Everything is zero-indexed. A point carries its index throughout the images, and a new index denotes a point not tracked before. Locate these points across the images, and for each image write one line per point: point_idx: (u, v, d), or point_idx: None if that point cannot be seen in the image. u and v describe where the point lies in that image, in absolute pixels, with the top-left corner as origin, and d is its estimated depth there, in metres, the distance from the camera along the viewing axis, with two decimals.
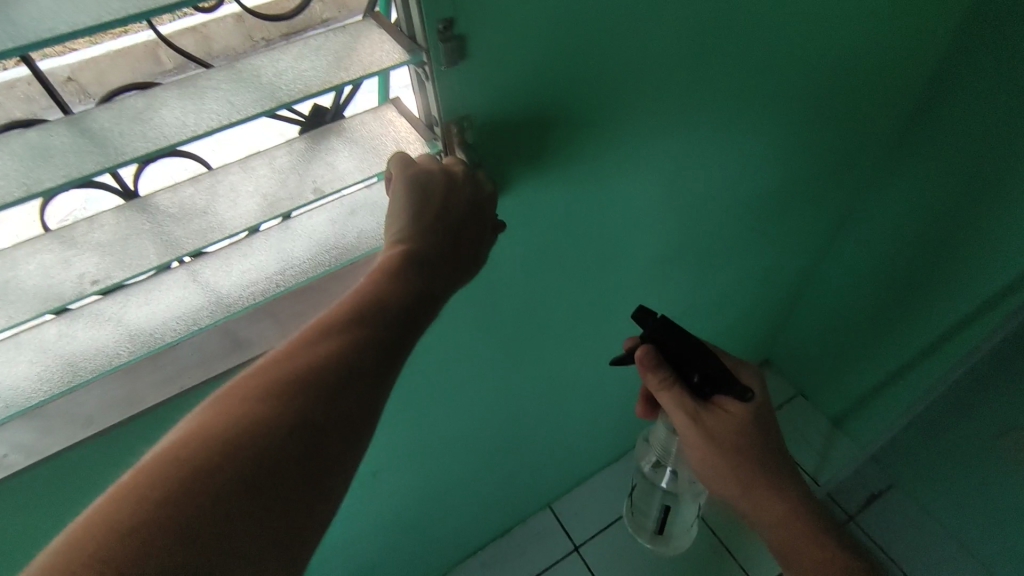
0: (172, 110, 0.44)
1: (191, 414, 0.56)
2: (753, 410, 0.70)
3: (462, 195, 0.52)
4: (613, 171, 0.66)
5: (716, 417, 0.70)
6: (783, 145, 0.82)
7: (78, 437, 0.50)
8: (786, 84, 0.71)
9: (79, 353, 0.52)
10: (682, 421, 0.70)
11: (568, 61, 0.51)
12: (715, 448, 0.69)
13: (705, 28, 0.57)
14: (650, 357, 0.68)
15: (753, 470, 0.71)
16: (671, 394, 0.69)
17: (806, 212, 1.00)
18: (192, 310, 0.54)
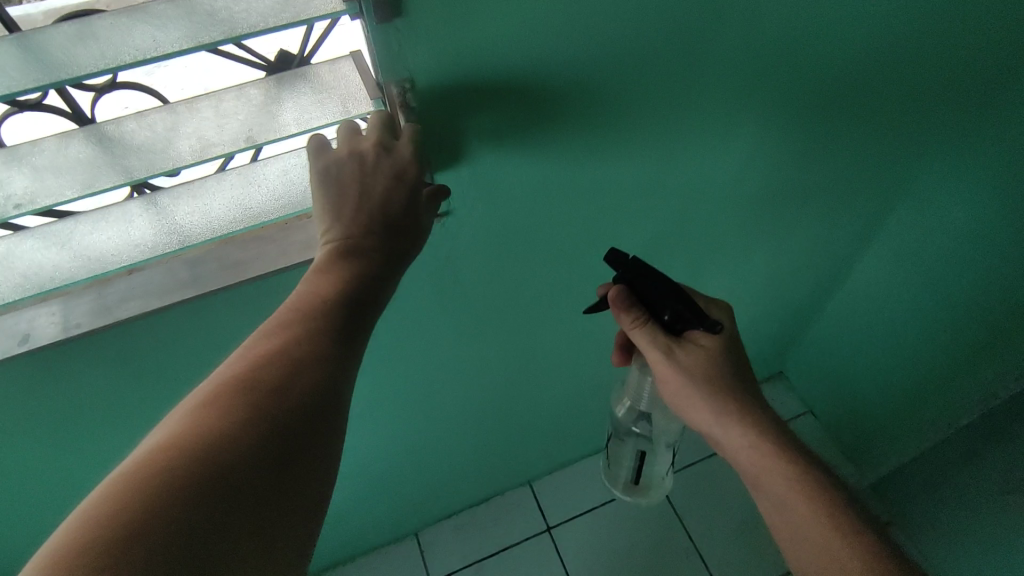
0: (101, 38, 0.42)
1: (130, 343, 0.58)
2: (724, 342, 0.64)
3: (378, 172, 0.48)
4: (588, 151, 0.62)
5: (690, 352, 0.63)
6: (798, 147, 0.75)
7: (11, 351, 0.52)
8: (798, 76, 0.65)
9: (20, 273, 0.52)
10: (654, 357, 0.63)
11: (527, 26, 0.48)
12: (688, 380, 0.62)
13: (694, 6, 0.52)
14: (623, 296, 0.61)
15: (728, 404, 0.64)
16: (641, 332, 0.62)
17: (825, 219, 0.93)
18: (133, 245, 0.55)
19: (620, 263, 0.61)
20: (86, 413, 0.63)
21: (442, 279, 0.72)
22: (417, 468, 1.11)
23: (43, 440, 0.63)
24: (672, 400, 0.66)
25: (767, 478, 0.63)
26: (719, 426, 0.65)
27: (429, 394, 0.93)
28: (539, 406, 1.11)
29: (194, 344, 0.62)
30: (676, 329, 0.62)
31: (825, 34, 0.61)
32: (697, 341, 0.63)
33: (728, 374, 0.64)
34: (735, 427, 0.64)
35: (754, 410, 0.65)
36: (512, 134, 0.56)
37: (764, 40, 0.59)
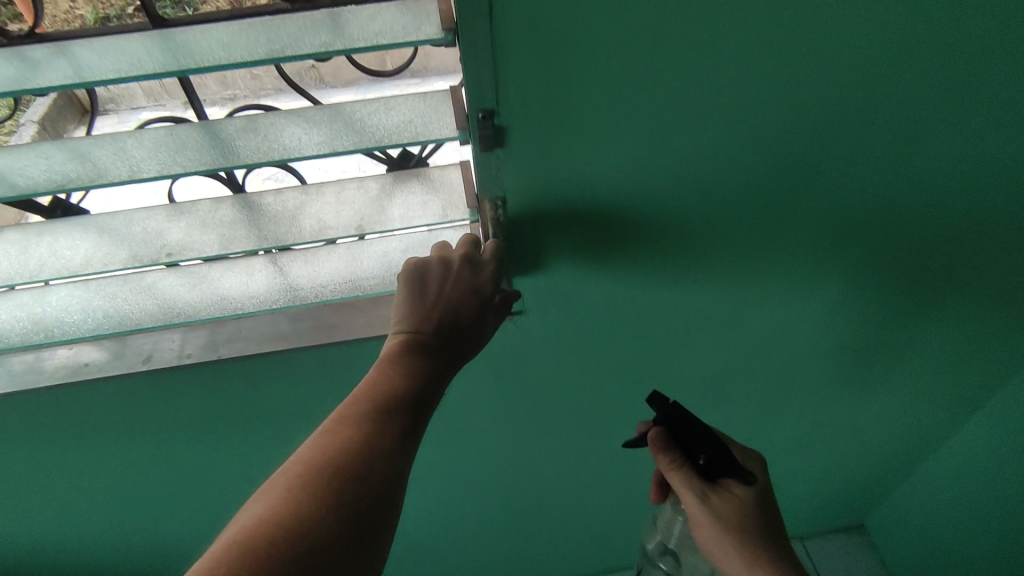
0: (255, 134, 0.52)
1: (227, 378, 0.65)
2: (756, 493, 0.64)
3: (460, 279, 0.55)
4: (661, 268, 0.66)
5: (724, 500, 0.62)
6: (879, 289, 0.75)
7: (136, 367, 0.62)
8: (880, 225, 0.67)
9: (155, 304, 0.62)
10: (687, 500, 0.62)
11: (611, 156, 0.55)
12: (720, 526, 0.61)
13: (769, 151, 0.57)
14: (662, 441, 0.61)
15: (761, 557, 0.63)
16: (676, 474, 0.62)
17: (916, 367, 0.90)
18: (246, 296, 0.63)
19: (661, 406, 0.60)
20: (179, 433, 0.71)
21: (507, 371, 0.75)
22: (458, 544, 1.11)
23: (137, 450, 0.72)
24: (703, 546, 0.64)
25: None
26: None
27: (479, 476, 0.95)
28: (589, 508, 1.09)
29: (279, 389, 0.69)
30: (710, 475, 0.62)
31: (908, 190, 0.64)
32: (730, 488, 0.63)
33: (762, 527, 0.63)
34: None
35: (786, 568, 0.63)
36: (590, 244, 0.62)
37: (842, 188, 0.62)
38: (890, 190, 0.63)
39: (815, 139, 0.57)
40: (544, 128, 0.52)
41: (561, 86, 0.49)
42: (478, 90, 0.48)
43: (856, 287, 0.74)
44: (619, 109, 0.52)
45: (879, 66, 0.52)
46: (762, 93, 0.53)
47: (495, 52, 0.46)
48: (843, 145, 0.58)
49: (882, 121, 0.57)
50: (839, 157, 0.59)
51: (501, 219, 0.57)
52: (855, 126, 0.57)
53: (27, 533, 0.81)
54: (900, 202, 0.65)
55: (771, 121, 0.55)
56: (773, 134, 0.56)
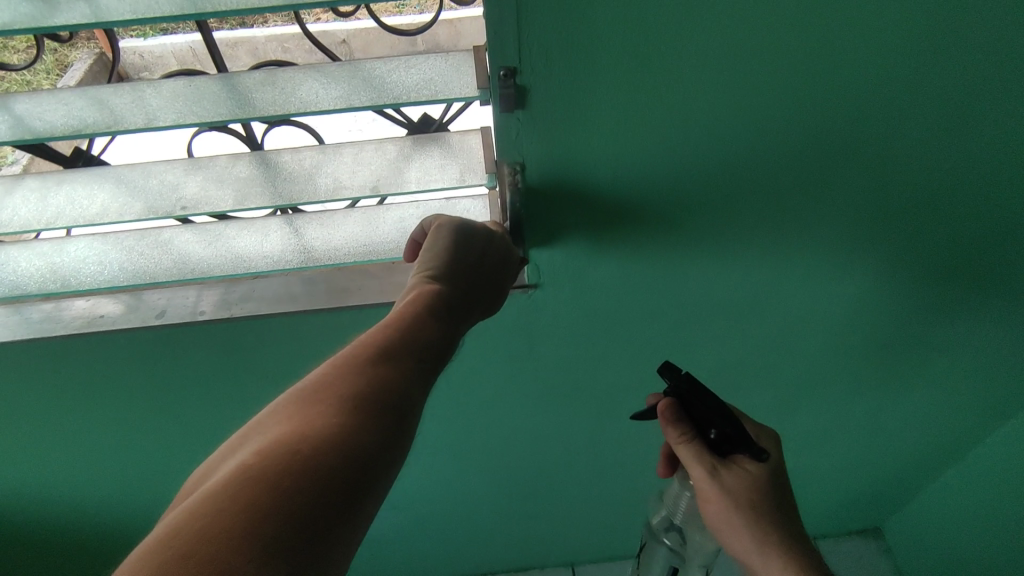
0: (273, 88, 0.51)
1: (240, 337, 0.65)
2: (768, 471, 0.62)
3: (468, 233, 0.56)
4: (683, 248, 0.64)
5: (733, 476, 0.60)
6: (915, 282, 0.72)
7: (149, 322, 0.62)
8: (919, 214, 0.63)
9: (169, 259, 0.61)
10: (696, 474, 0.61)
11: (636, 127, 0.53)
12: (727, 501, 0.60)
13: (804, 129, 0.55)
14: (672, 412, 0.59)
15: (768, 534, 0.61)
16: (685, 448, 0.61)
17: (946, 368, 0.86)
18: (258, 255, 0.62)
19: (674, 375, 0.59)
20: (192, 390, 0.72)
21: (520, 345, 0.74)
22: (465, 519, 1.11)
23: (152, 403, 0.72)
24: (710, 520, 0.63)
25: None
26: (754, 553, 0.61)
27: (488, 452, 0.94)
28: (598, 492, 1.08)
29: (291, 352, 0.68)
30: (721, 450, 0.61)
31: (952, 178, 0.60)
32: (742, 465, 0.61)
33: (772, 504, 0.61)
34: (773, 559, 0.60)
35: (795, 547, 0.61)
36: (610, 220, 0.60)
37: (880, 173, 0.59)
38: (932, 174, 0.60)
39: (854, 119, 0.54)
40: (567, 91, 0.50)
41: (588, 49, 0.47)
42: (502, 50, 0.47)
43: (891, 279, 0.71)
44: (647, 77, 0.49)
45: (927, 36, 0.49)
46: (801, 65, 0.50)
47: (518, 7, 0.44)
48: (884, 126, 0.55)
49: (928, 98, 0.53)
50: (878, 136, 0.56)
51: (520, 186, 0.56)
52: (898, 106, 0.54)
53: (46, 482, 0.82)
54: (942, 190, 0.61)
55: (808, 97, 0.52)
56: (810, 107, 0.53)
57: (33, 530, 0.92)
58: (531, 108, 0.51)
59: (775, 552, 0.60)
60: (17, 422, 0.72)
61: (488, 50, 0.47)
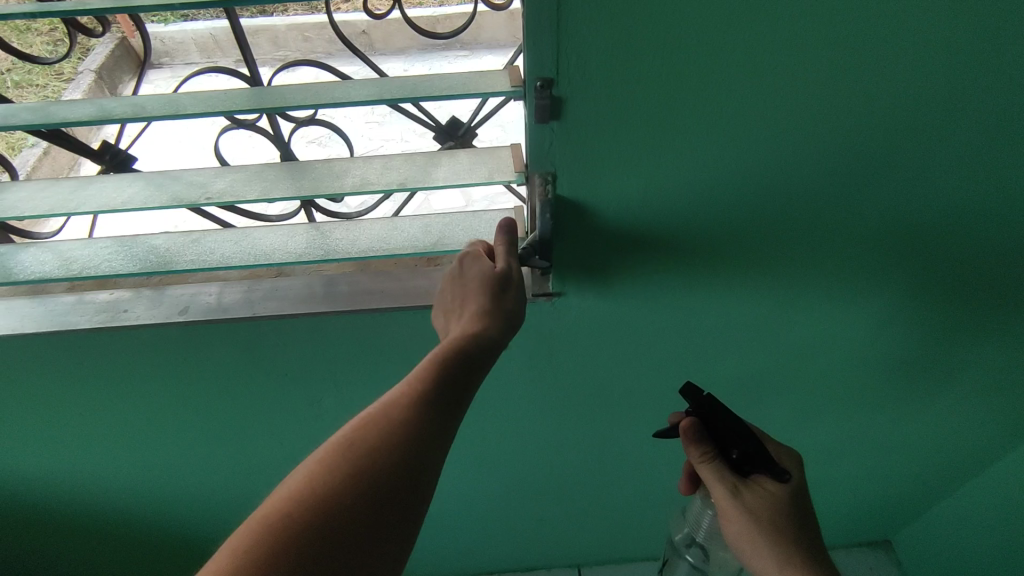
0: (308, 96, 0.52)
1: (260, 335, 0.65)
2: (791, 492, 0.62)
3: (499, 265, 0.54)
4: (709, 261, 0.63)
5: (755, 496, 0.60)
6: (944, 301, 0.70)
7: (172, 318, 0.62)
8: (952, 234, 0.62)
9: (192, 249, 0.61)
10: (718, 494, 0.61)
11: (669, 140, 0.52)
12: (750, 520, 0.60)
13: (839, 145, 0.54)
14: (693, 431, 0.59)
15: (794, 559, 0.59)
16: (707, 466, 0.61)
17: (968, 386, 0.85)
18: (280, 247, 0.61)
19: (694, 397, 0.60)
20: (210, 386, 0.72)
21: (539, 351, 0.74)
22: (474, 519, 1.11)
23: (170, 398, 0.73)
24: (733, 543, 0.62)
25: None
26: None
27: (501, 454, 0.94)
28: (608, 497, 1.07)
29: (310, 351, 0.68)
30: (741, 469, 0.61)
31: (988, 198, 0.59)
32: (763, 485, 0.61)
33: (796, 527, 0.60)
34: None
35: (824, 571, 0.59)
36: (637, 231, 0.59)
37: (914, 191, 0.58)
38: (967, 192, 0.58)
39: (890, 136, 0.54)
40: (602, 100, 0.49)
41: (625, 61, 0.47)
42: (538, 59, 0.46)
43: (920, 297, 0.69)
44: (684, 90, 0.49)
45: (973, 50, 0.48)
46: (839, 81, 0.49)
47: (558, 13, 0.43)
48: (921, 144, 0.54)
49: (970, 113, 0.52)
50: (915, 154, 0.55)
51: (550, 195, 0.55)
52: (936, 125, 0.53)
53: (63, 471, 0.83)
54: (977, 210, 0.60)
55: (845, 113, 0.51)
56: (846, 122, 0.52)
57: (48, 517, 0.93)
58: (565, 118, 0.50)
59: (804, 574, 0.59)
60: (37, 411, 0.73)
61: (525, 58, 0.46)
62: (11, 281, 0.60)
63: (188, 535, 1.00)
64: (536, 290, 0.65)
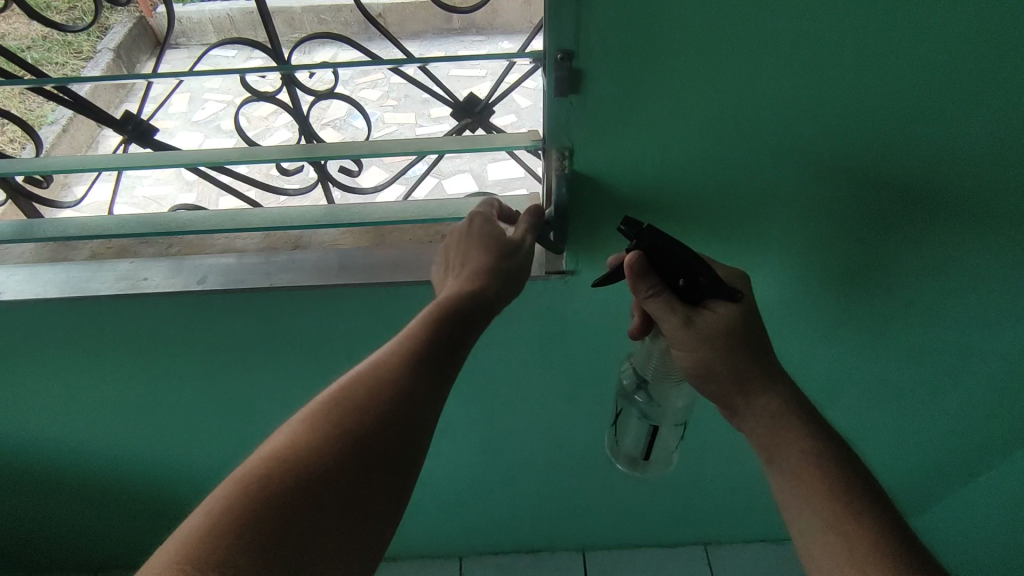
0: None
1: (276, 305, 0.66)
2: (742, 311, 0.59)
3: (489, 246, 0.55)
4: (722, 244, 0.63)
5: (708, 324, 0.58)
6: (965, 291, 0.69)
7: (190, 287, 0.63)
8: (972, 223, 0.62)
9: (210, 215, 0.62)
10: (669, 326, 0.59)
11: (686, 120, 0.52)
12: (701, 350, 0.59)
13: (859, 129, 0.53)
14: (638, 263, 0.55)
15: (745, 373, 0.60)
16: (655, 301, 0.58)
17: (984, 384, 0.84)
18: (295, 216, 0.62)
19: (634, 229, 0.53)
20: (226, 356, 0.73)
21: (550, 330, 0.74)
22: (480, 499, 1.12)
23: (186, 367, 0.74)
24: (686, 369, 0.62)
25: (779, 456, 0.59)
26: (733, 396, 0.61)
27: (509, 433, 0.95)
28: (614, 480, 1.08)
29: (323, 324, 0.69)
30: (692, 298, 0.58)
31: (1010, 188, 0.58)
32: (713, 310, 0.59)
33: (747, 347, 0.60)
34: (754, 399, 0.60)
35: (771, 382, 0.61)
36: (652, 210, 0.60)
37: (935, 179, 0.58)
38: (993, 177, 0.57)
39: (913, 119, 0.53)
40: (621, 75, 0.49)
41: (645, 37, 0.47)
42: (559, 34, 0.46)
43: (938, 285, 0.69)
44: (703, 69, 0.49)
45: (1003, 28, 0.47)
46: (861, 61, 0.49)
47: None
48: (944, 129, 0.54)
49: (997, 94, 0.51)
50: (937, 138, 0.54)
51: (566, 169, 0.55)
52: (959, 109, 0.52)
53: (81, 436, 0.85)
54: (999, 200, 0.59)
55: (866, 95, 0.51)
56: (868, 103, 0.52)
57: (66, 481, 0.95)
58: (583, 94, 0.50)
59: (754, 392, 0.60)
60: (59, 376, 0.74)
61: (545, 31, 0.46)
62: (32, 238, 0.61)
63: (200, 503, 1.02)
64: (548, 268, 0.65)
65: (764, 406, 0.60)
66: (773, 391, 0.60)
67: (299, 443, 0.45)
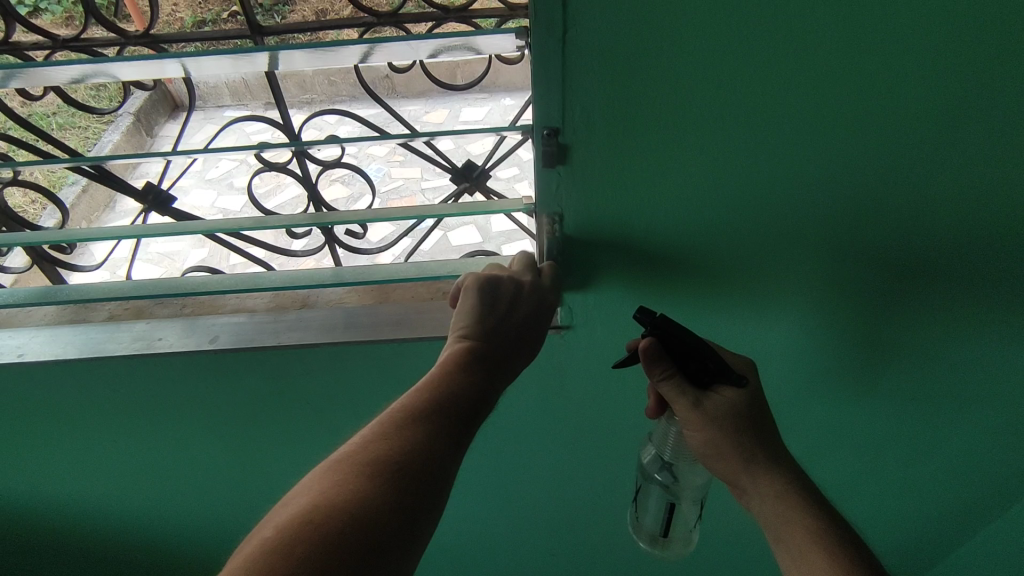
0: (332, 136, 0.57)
1: (283, 363, 0.69)
2: (749, 395, 0.62)
3: (529, 298, 0.57)
4: (710, 298, 0.66)
5: (717, 406, 0.61)
6: (952, 340, 0.71)
7: (201, 346, 0.66)
8: (951, 275, 0.64)
9: (222, 276, 0.65)
10: (680, 407, 0.61)
11: (668, 186, 0.56)
12: (710, 429, 0.61)
13: (831, 190, 0.57)
14: (653, 350, 0.57)
15: (753, 456, 0.62)
16: (668, 383, 0.60)
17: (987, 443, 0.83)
18: (303, 275, 0.65)
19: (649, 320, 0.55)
20: (233, 412, 0.75)
21: (549, 383, 0.76)
22: (485, 553, 1.11)
23: (194, 423, 0.76)
24: (696, 447, 0.64)
25: (788, 535, 0.60)
26: (741, 476, 0.62)
27: (512, 487, 0.95)
28: (619, 534, 1.07)
29: (327, 379, 0.72)
30: (701, 382, 0.61)
31: (983, 243, 0.61)
32: (722, 393, 0.61)
33: (754, 431, 0.62)
34: (761, 482, 0.62)
35: (777, 465, 0.62)
36: (640, 268, 0.63)
37: (907, 236, 0.60)
38: (965, 231, 0.60)
39: (881, 179, 0.56)
40: (605, 147, 0.53)
41: (623, 114, 0.51)
42: (545, 113, 0.50)
43: (925, 335, 0.70)
44: (682, 139, 0.53)
45: (955, 98, 0.51)
46: (827, 128, 0.53)
47: (562, 72, 0.48)
48: (911, 187, 0.57)
49: (957, 156, 0.55)
50: (906, 198, 0.58)
51: (557, 231, 0.59)
52: (924, 168, 0.56)
53: (88, 491, 0.86)
54: (973, 254, 0.62)
55: (834, 157, 0.55)
56: (837, 166, 0.55)
57: (71, 536, 0.95)
58: (570, 165, 0.54)
59: (762, 473, 0.62)
60: (73, 433, 0.76)
61: (533, 110, 0.50)
62: (53, 300, 0.65)
63: (205, 559, 1.02)
64: None
65: (771, 486, 0.62)
66: (779, 475, 0.62)
67: (343, 486, 0.44)
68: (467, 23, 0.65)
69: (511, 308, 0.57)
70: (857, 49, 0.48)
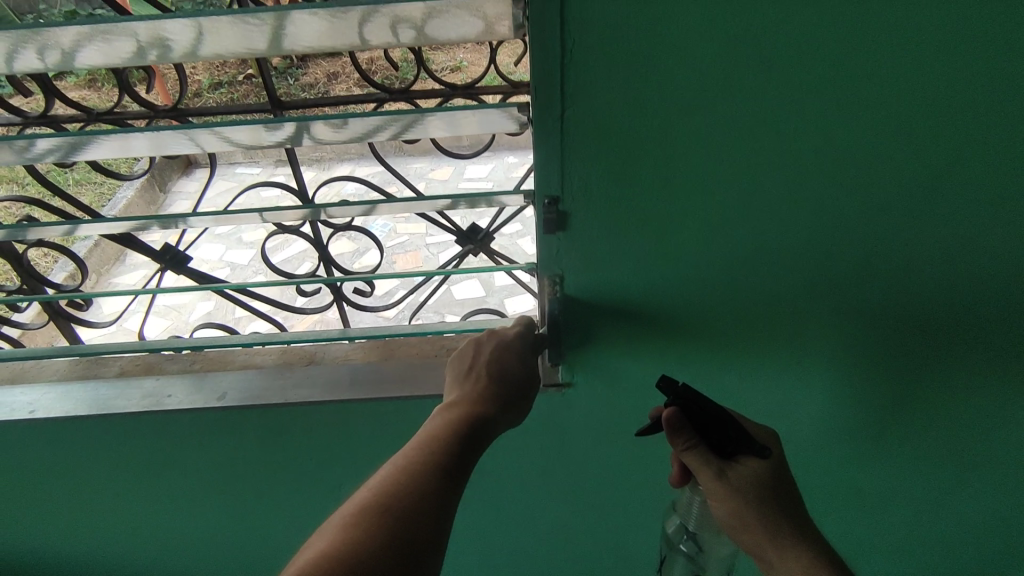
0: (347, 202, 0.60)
1: (290, 419, 0.70)
2: (772, 466, 0.62)
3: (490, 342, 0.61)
4: (710, 358, 0.67)
5: (737, 479, 0.61)
6: (949, 393, 0.71)
7: (210, 403, 0.67)
8: (948, 335, 0.65)
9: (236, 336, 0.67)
10: (704, 477, 0.61)
11: (667, 250, 0.58)
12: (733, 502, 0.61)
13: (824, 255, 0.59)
14: (676, 420, 0.57)
15: (776, 525, 0.62)
16: (692, 454, 0.61)
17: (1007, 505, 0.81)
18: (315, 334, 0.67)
19: (672, 389, 0.56)
20: (240, 469, 0.76)
21: (554, 441, 0.77)
22: None
23: (199, 479, 0.76)
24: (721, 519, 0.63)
25: None
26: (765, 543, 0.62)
27: (518, 548, 0.94)
28: None
29: (335, 436, 0.72)
30: (726, 453, 0.61)
31: (974, 302, 0.63)
32: (745, 462, 0.61)
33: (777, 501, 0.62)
34: (787, 553, 0.61)
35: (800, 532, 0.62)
36: (641, 330, 0.64)
37: (901, 296, 0.62)
38: (952, 290, 0.62)
39: (872, 242, 0.59)
40: (604, 215, 0.56)
41: (621, 185, 0.54)
42: (546, 184, 0.53)
43: (923, 392, 0.71)
44: (679, 207, 0.55)
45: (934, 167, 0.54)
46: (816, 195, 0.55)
47: (562, 149, 0.52)
48: (901, 249, 0.59)
49: (941, 222, 0.57)
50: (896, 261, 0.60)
51: (560, 293, 0.61)
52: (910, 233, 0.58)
53: (89, 549, 0.86)
54: (967, 313, 0.63)
55: (824, 222, 0.57)
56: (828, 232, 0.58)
57: None
58: (570, 231, 0.57)
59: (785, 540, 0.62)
60: (78, 489, 0.77)
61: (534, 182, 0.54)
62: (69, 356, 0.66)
63: None
64: (546, 381, 0.69)
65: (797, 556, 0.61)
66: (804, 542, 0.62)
67: (343, 544, 0.44)
68: (473, 98, 0.69)
69: (477, 359, 0.60)
70: (834, 122, 0.51)
